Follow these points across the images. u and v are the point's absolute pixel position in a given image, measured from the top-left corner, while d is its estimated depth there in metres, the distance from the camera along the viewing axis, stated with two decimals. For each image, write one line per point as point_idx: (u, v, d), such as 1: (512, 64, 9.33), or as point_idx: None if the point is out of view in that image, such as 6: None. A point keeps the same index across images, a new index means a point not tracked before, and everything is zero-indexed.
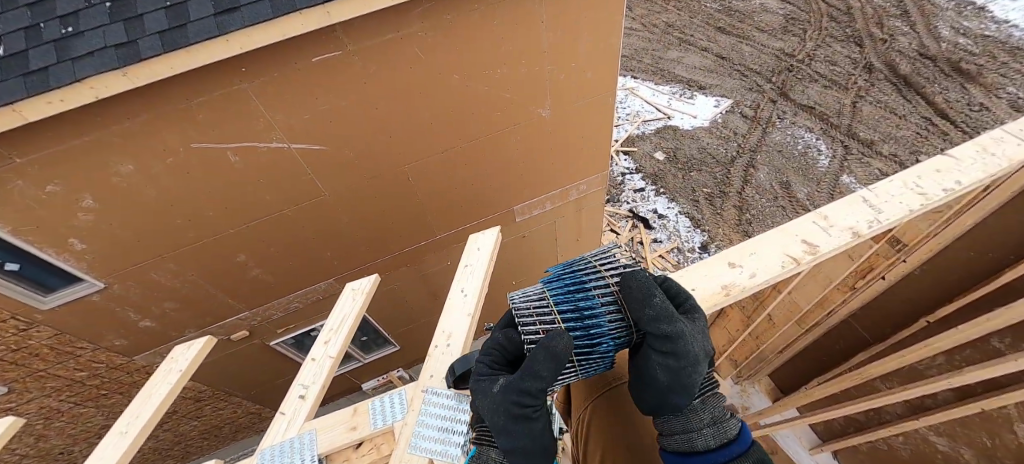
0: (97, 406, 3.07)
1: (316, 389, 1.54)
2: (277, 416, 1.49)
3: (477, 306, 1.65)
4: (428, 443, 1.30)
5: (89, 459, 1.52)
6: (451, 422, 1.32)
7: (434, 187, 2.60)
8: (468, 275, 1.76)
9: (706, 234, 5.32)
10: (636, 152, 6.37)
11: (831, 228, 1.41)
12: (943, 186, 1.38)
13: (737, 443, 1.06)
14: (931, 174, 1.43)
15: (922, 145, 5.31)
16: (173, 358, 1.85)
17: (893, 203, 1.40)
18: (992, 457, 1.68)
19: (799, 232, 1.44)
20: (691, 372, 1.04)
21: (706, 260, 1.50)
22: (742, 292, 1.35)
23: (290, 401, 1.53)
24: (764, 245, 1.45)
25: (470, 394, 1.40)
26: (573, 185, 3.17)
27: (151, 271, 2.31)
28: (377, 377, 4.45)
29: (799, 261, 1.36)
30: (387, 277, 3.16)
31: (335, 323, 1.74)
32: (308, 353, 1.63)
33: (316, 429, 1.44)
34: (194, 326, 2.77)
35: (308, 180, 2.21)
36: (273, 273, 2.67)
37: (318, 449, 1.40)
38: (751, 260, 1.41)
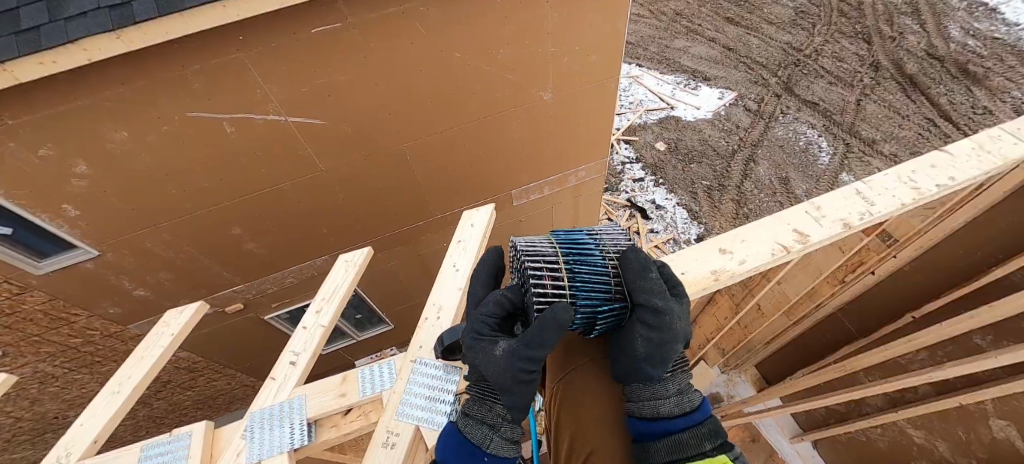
0: (91, 373, 3.10)
1: (307, 357, 1.56)
2: (267, 381, 1.51)
3: (468, 281, 1.66)
4: (416, 409, 1.33)
5: (83, 414, 1.55)
6: (437, 393, 1.37)
7: (432, 167, 2.59)
8: (460, 251, 1.76)
9: (702, 227, 5.34)
10: (637, 142, 6.34)
11: (823, 219, 1.42)
12: (937, 181, 1.39)
13: (698, 412, 1.11)
14: (928, 168, 1.43)
15: (922, 147, 5.31)
16: (166, 322, 1.86)
17: (887, 196, 1.41)
18: (967, 451, 1.73)
19: (792, 221, 1.44)
20: (670, 348, 1.11)
21: (697, 246, 1.51)
22: (731, 277, 1.37)
23: (280, 366, 1.55)
24: (755, 233, 1.46)
25: (458, 368, 1.47)
26: (572, 171, 3.16)
27: (145, 240, 2.30)
28: (370, 355, 4.52)
29: (789, 249, 1.37)
30: (382, 256, 3.18)
31: (327, 293, 1.74)
32: (300, 321, 1.64)
33: (304, 395, 1.47)
34: (189, 297, 2.79)
35: (305, 155, 2.19)
36: (269, 247, 2.68)
37: (307, 414, 1.42)
38: (741, 248, 1.43)
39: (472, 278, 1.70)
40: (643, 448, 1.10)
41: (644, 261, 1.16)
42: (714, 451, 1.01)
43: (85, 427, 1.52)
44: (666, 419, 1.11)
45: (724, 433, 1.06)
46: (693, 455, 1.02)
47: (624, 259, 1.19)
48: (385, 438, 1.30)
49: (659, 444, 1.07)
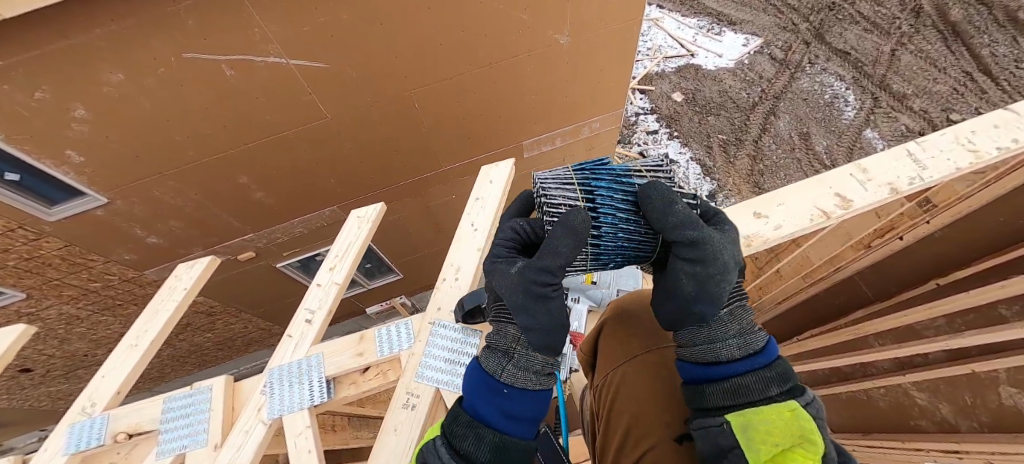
0: (114, 315, 3.24)
1: (322, 314, 1.61)
2: (285, 337, 1.59)
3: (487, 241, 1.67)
4: (433, 372, 1.41)
5: (103, 368, 1.67)
6: (457, 355, 1.44)
7: (440, 117, 2.50)
8: (479, 209, 1.76)
9: (715, 183, 5.21)
10: (653, 92, 6.01)
11: (869, 183, 1.37)
12: (998, 144, 1.31)
13: (762, 355, 1.06)
14: (988, 129, 1.35)
15: (955, 103, 5.01)
16: (177, 276, 1.90)
17: (942, 159, 1.34)
18: (968, 414, 1.85)
19: (834, 185, 1.40)
20: (720, 280, 1.03)
21: (731, 208, 1.48)
22: (765, 242, 1.37)
23: (296, 324, 1.61)
24: (794, 198, 1.42)
25: (476, 330, 1.50)
26: (585, 122, 3.03)
27: (154, 189, 2.29)
28: (381, 303, 4.69)
29: (829, 215, 1.35)
30: (390, 207, 3.17)
31: (341, 250, 1.74)
32: (314, 278, 1.66)
33: (321, 353, 1.54)
34: (201, 245, 2.83)
35: (309, 100, 2.09)
36: (279, 197, 2.67)
37: (325, 371, 1.50)
38: (777, 212, 1.41)
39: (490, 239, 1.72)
40: (698, 391, 1.10)
41: (667, 196, 1.03)
42: (781, 395, 1.00)
43: (107, 378, 1.65)
44: (725, 362, 1.07)
45: (793, 375, 1.03)
46: (756, 399, 1.00)
47: (645, 196, 1.05)
48: (406, 399, 1.39)
49: (715, 389, 1.06)
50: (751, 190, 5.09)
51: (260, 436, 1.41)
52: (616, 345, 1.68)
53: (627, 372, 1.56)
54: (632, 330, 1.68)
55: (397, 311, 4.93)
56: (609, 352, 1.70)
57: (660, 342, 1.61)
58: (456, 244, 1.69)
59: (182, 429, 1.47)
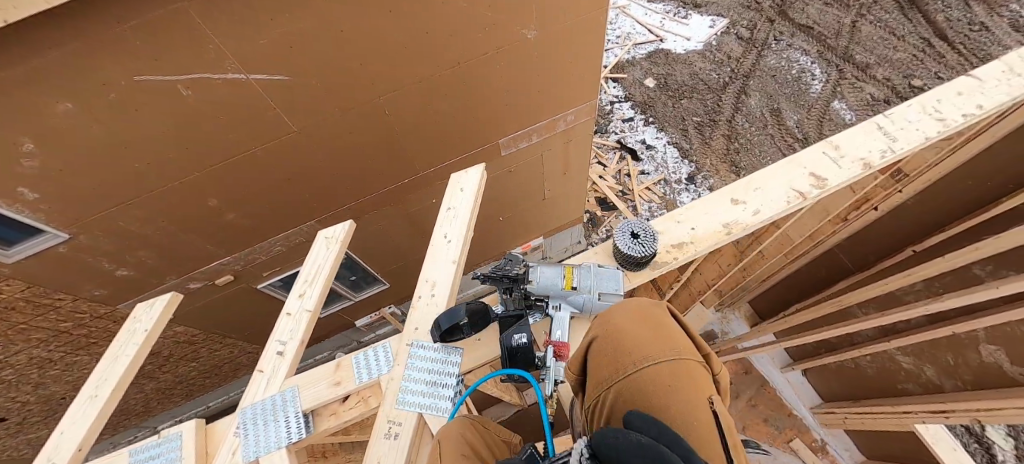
0: (89, 354, 3.10)
1: (294, 345, 1.60)
2: (256, 374, 1.58)
3: (460, 252, 1.68)
4: (416, 399, 1.48)
5: (62, 423, 1.66)
6: (438, 376, 1.53)
7: (412, 121, 2.45)
8: (451, 220, 1.73)
9: (693, 165, 5.28)
10: (625, 79, 6.04)
11: (844, 160, 1.65)
12: (963, 111, 1.64)
13: None
14: (951, 98, 1.68)
15: (916, 69, 5.18)
16: (136, 316, 1.87)
17: (914, 130, 1.64)
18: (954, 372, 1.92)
19: (810, 167, 1.66)
20: None
21: (716, 196, 1.72)
22: (746, 227, 1.60)
23: (268, 358, 1.61)
24: (773, 184, 1.67)
25: (457, 348, 1.61)
26: (560, 115, 3.03)
27: (119, 220, 2.18)
28: (370, 314, 4.62)
29: (805, 195, 1.61)
30: (370, 217, 3.10)
31: (310, 274, 1.70)
32: (284, 308, 1.62)
33: (296, 386, 1.59)
34: (176, 273, 2.73)
35: (274, 114, 2.01)
36: (252, 217, 2.58)
37: (301, 405, 1.56)
38: (755, 199, 1.65)
39: (464, 249, 1.72)
40: None
41: None
42: None
43: (68, 433, 1.64)
44: None
45: None
46: None
47: None
48: (389, 428, 1.44)
49: None
50: (729, 169, 5.16)
51: None
52: (608, 356, 1.13)
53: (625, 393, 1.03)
54: (635, 337, 1.12)
55: (387, 320, 4.87)
56: (596, 368, 1.15)
57: (674, 352, 1.07)
58: (431, 257, 1.70)
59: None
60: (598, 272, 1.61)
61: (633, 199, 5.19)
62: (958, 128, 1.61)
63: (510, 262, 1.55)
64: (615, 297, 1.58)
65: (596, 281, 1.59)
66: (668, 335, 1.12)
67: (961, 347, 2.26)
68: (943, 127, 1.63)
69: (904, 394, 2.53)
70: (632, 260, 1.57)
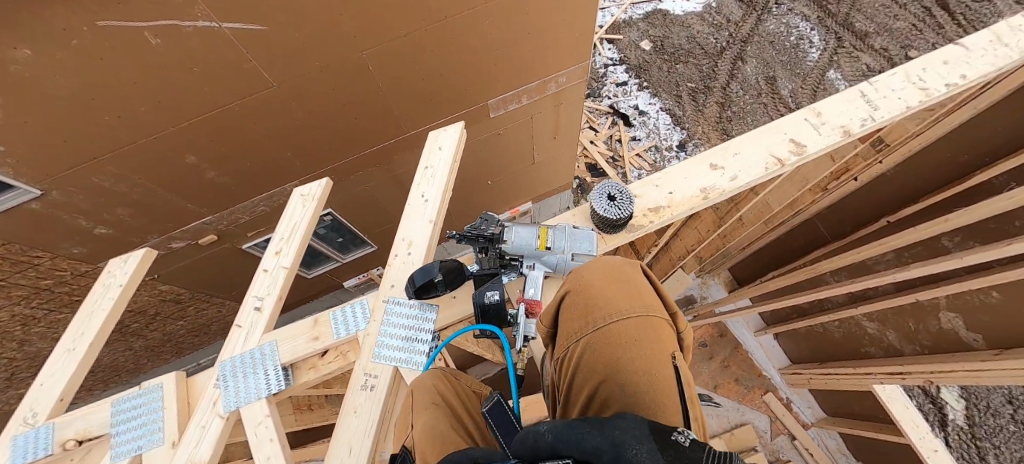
0: (74, 312, 3.08)
1: (269, 302, 1.68)
2: (235, 328, 1.67)
3: (438, 212, 1.70)
4: (392, 353, 1.54)
5: (40, 378, 1.77)
6: (415, 332, 1.58)
7: (397, 78, 2.35)
8: (428, 179, 1.76)
9: (684, 132, 5.23)
10: (621, 41, 5.84)
11: (822, 126, 1.69)
12: (945, 81, 1.66)
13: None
14: (937, 67, 1.69)
15: (913, 39, 5.09)
16: (112, 271, 1.92)
17: (895, 99, 1.68)
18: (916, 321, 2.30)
19: (790, 132, 1.71)
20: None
21: (696, 160, 1.76)
22: (721, 193, 1.66)
23: (245, 313, 1.69)
24: (753, 151, 1.72)
25: (431, 305, 1.64)
26: (551, 77, 2.94)
27: (93, 176, 2.11)
28: (358, 276, 4.65)
29: (782, 163, 1.66)
30: (355, 178, 3.05)
31: (285, 232, 1.75)
32: (259, 265, 1.70)
33: (275, 340, 1.66)
34: (157, 232, 2.69)
35: (250, 68, 1.91)
36: (232, 175, 2.52)
37: (278, 358, 1.63)
38: (733, 165, 1.69)
39: (442, 208, 1.75)
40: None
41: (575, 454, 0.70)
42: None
43: (47, 386, 1.75)
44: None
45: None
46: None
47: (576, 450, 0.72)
48: (365, 380, 1.52)
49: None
50: (719, 137, 5.14)
51: (218, 428, 1.53)
52: (580, 311, 1.22)
53: (593, 345, 1.15)
54: (605, 293, 1.21)
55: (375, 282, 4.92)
56: (568, 322, 1.25)
57: (641, 310, 1.17)
58: (409, 213, 1.72)
59: (133, 428, 1.60)
60: (574, 232, 1.60)
61: (623, 166, 5.17)
62: (936, 98, 1.65)
63: (486, 222, 1.55)
64: (588, 257, 1.58)
65: (569, 241, 1.58)
66: (638, 294, 1.22)
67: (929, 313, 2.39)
68: (925, 95, 1.66)
69: (866, 357, 2.80)
70: (609, 222, 1.57)
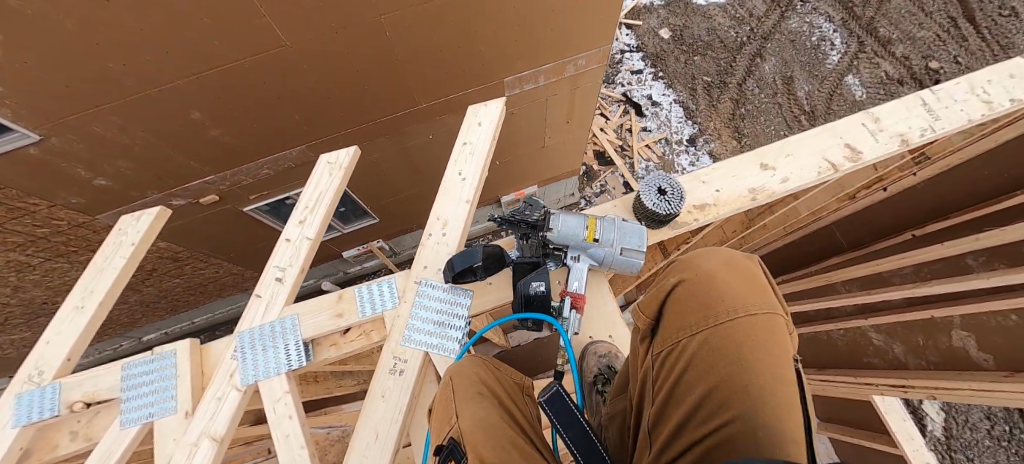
0: (70, 262, 3.05)
1: (293, 272, 1.77)
2: (256, 298, 1.76)
3: (473, 193, 1.79)
4: (423, 338, 1.63)
5: (47, 334, 1.81)
6: (446, 320, 1.66)
7: (414, 47, 2.27)
8: (466, 158, 1.84)
9: (696, 126, 5.16)
10: (640, 27, 5.68)
11: (879, 134, 1.81)
12: (1010, 97, 1.78)
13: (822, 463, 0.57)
14: (997, 82, 1.82)
15: (936, 50, 4.99)
16: (122, 228, 1.92)
17: (959, 111, 1.80)
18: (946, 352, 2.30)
19: (847, 138, 1.82)
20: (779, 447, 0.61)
21: (750, 159, 1.86)
22: (769, 195, 1.78)
23: (269, 282, 1.78)
24: (805, 155, 1.82)
25: (465, 291, 1.72)
26: (570, 58, 2.85)
27: (94, 125, 2.04)
28: (357, 247, 4.62)
29: (834, 169, 1.78)
30: (363, 147, 2.99)
31: (312, 202, 1.84)
32: (285, 235, 1.79)
33: (296, 314, 1.74)
34: (158, 187, 2.63)
35: (263, 24, 1.82)
36: (238, 135, 2.45)
37: (301, 333, 1.71)
38: (784, 169, 1.81)
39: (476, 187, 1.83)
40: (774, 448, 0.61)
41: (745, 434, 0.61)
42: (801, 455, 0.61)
43: (55, 342, 1.80)
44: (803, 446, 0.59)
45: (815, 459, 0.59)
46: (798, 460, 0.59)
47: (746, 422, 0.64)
48: (394, 364, 1.61)
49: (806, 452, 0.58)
50: (731, 135, 5.07)
51: (236, 400, 1.61)
52: (698, 304, 1.16)
53: (710, 339, 1.08)
54: (725, 284, 1.15)
55: (374, 254, 4.89)
56: (679, 315, 1.20)
57: (766, 307, 1.08)
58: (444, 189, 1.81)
59: (145, 390, 1.67)
60: (624, 227, 1.61)
61: (631, 156, 5.11)
62: (999, 113, 1.77)
63: (531, 207, 1.57)
64: (636, 253, 1.59)
65: (618, 234, 1.60)
66: (759, 289, 1.14)
67: (934, 330, 2.39)
68: (987, 110, 1.78)
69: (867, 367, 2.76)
70: (657, 217, 1.66)
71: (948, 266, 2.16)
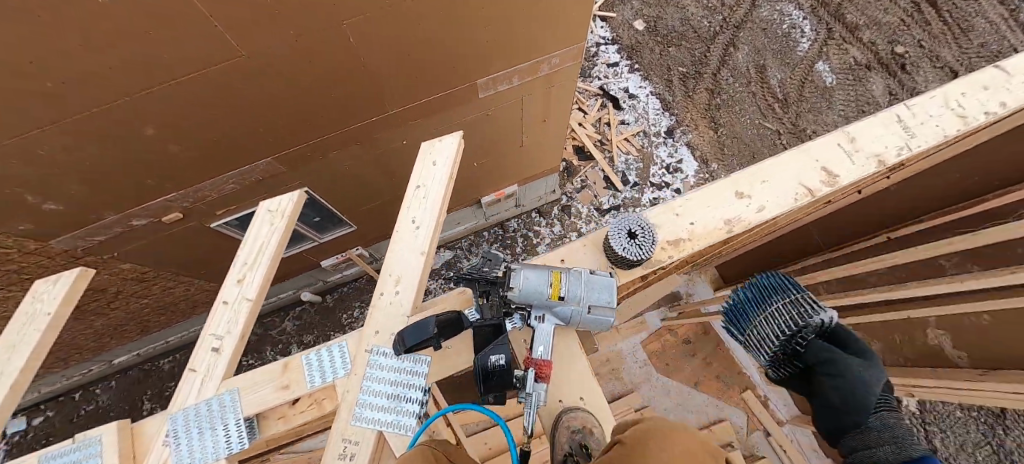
0: (24, 289, 2.85)
1: (231, 339, 1.81)
2: (191, 370, 1.79)
3: (429, 243, 1.81)
4: (377, 415, 1.62)
5: None
6: (398, 395, 1.66)
7: (383, 52, 2.17)
8: (420, 205, 1.86)
9: (673, 118, 5.18)
10: (614, 19, 5.65)
11: (856, 155, 1.90)
12: (984, 110, 1.86)
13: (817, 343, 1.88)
14: (969, 94, 1.90)
15: (901, 35, 5.12)
16: (36, 296, 1.92)
17: (934, 126, 1.89)
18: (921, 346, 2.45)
19: (824, 161, 1.91)
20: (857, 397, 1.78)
21: (727, 186, 1.95)
22: (748, 223, 1.86)
23: (206, 351, 1.81)
24: (783, 180, 1.91)
25: (423, 359, 1.75)
26: (545, 57, 2.79)
27: (38, 148, 1.88)
28: (336, 255, 4.49)
29: (811, 194, 1.86)
30: (335, 155, 2.88)
31: (249, 259, 1.91)
32: (221, 298, 1.84)
33: (235, 389, 1.78)
34: (116, 208, 2.48)
35: (219, 35, 1.70)
36: (200, 150, 2.32)
37: (239, 405, 1.76)
38: (759, 197, 1.89)
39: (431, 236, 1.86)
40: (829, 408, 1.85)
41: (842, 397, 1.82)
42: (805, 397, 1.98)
43: None
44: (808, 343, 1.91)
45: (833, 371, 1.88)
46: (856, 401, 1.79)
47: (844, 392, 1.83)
48: (344, 448, 1.59)
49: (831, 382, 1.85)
50: (707, 125, 5.12)
51: None
52: None
53: None
54: None
55: (354, 261, 4.78)
56: None
57: None
58: (396, 240, 1.83)
59: None
60: (591, 281, 1.64)
61: (610, 150, 5.10)
62: (973, 126, 1.85)
63: (489, 263, 1.68)
64: (607, 308, 1.63)
65: (586, 289, 1.62)
66: None
67: (912, 328, 2.56)
68: (962, 124, 1.86)
69: None
70: (628, 260, 1.76)
71: (925, 267, 2.28)
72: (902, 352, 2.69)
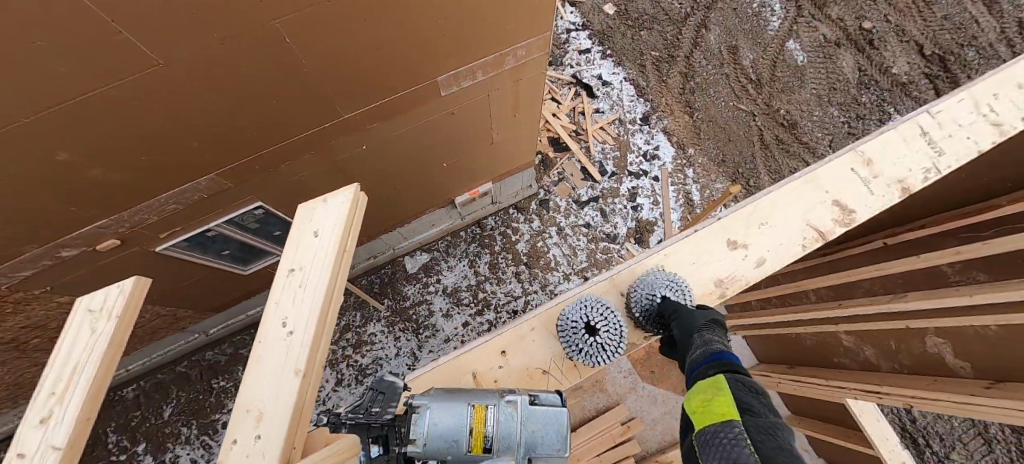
0: None
1: None
2: None
3: (305, 357, 1.36)
4: None
5: None
6: None
7: (328, 52, 1.94)
8: (299, 297, 1.43)
9: (648, 104, 5.05)
10: (583, 3, 5.44)
11: (873, 184, 1.82)
12: (1013, 122, 1.78)
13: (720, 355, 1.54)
14: (995, 103, 1.81)
15: (868, 10, 5.10)
16: None
17: (965, 141, 1.80)
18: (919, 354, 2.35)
19: (837, 194, 1.82)
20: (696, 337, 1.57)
21: (733, 227, 1.84)
22: (754, 274, 1.78)
23: None
24: (793, 219, 1.82)
25: None
26: (509, 49, 2.60)
27: None
28: None
29: (820, 237, 1.80)
30: (286, 166, 2.64)
31: (58, 387, 1.31)
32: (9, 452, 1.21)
33: None
34: (36, 241, 2.18)
35: (127, 42, 1.44)
36: (126, 171, 2.05)
37: None
38: (766, 241, 1.81)
39: (314, 339, 1.41)
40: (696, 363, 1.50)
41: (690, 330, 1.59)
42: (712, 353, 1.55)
43: None
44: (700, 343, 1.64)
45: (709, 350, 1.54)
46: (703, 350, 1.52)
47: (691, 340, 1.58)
48: None
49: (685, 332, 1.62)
50: (683, 110, 5.01)
51: None
52: None
53: None
54: None
55: None
56: None
57: None
58: (260, 351, 1.38)
59: None
60: (518, 417, 1.27)
61: (586, 140, 4.94)
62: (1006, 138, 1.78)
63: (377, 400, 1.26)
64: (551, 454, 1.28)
65: (519, 428, 1.28)
66: None
67: (907, 335, 2.39)
68: (993, 137, 1.78)
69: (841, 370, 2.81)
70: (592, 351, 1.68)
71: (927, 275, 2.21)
72: (897, 358, 2.49)
